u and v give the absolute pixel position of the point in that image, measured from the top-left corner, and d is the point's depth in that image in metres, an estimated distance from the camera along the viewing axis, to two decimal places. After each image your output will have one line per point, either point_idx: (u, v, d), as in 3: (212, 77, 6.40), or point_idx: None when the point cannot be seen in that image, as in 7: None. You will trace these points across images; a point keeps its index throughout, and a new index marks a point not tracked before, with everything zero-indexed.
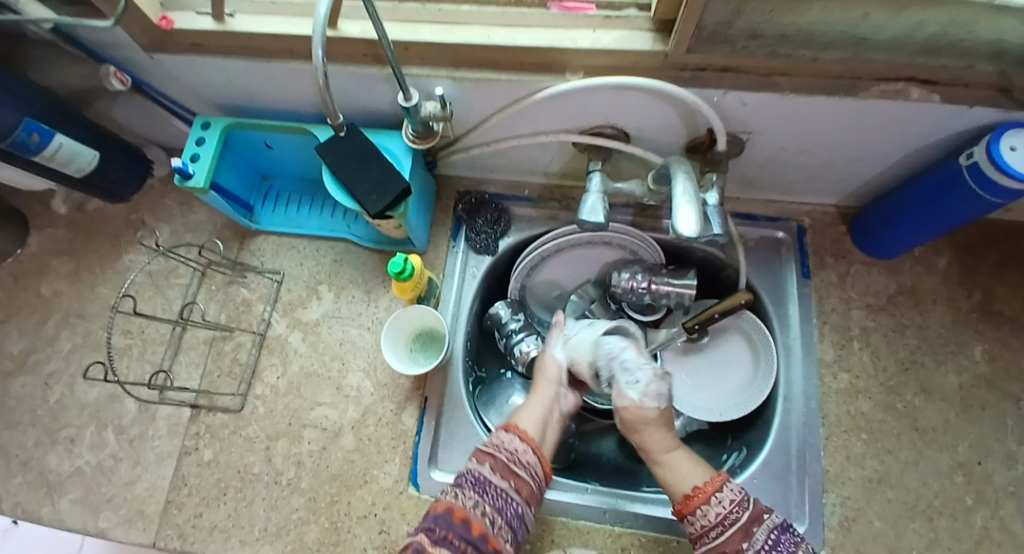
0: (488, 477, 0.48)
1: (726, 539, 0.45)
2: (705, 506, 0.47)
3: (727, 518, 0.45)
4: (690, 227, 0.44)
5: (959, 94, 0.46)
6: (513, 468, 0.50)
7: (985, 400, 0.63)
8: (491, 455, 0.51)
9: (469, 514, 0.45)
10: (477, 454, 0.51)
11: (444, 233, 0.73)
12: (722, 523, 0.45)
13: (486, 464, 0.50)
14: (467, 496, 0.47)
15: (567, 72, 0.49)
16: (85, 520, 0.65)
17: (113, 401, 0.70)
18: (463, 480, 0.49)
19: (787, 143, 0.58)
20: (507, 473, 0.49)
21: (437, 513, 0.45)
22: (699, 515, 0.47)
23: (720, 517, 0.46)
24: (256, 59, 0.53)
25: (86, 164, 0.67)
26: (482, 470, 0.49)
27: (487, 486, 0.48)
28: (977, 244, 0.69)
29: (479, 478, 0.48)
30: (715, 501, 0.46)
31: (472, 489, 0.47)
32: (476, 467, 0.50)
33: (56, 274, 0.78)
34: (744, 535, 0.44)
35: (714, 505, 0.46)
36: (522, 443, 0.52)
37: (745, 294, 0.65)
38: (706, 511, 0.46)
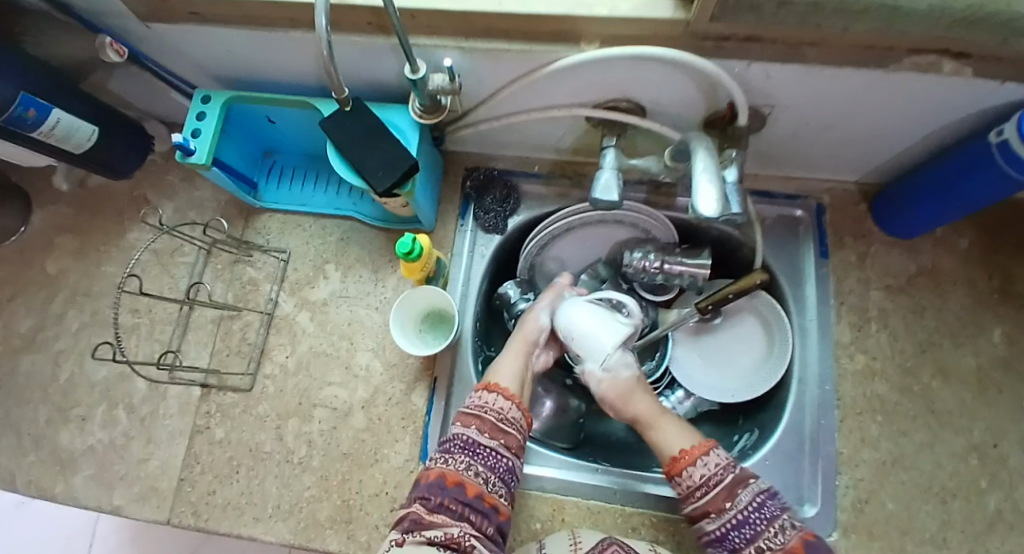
0: (476, 440, 0.50)
1: (710, 499, 0.49)
2: (689, 469, 0.51)
3: (710, 480, 0.49)
4: (711, 206, 0.42)
5: (1000, 67, 0.44)
6: (501, 426, 0.52)
7: (1002, 382, 0.62)
8: (476, 418, 0.52)
9: (462, 477, 0.48)
10: (462, 419, 0.53)
11: (453, 211, 0.71)
12: (707, 483, 0.49)
13: (473, 427, 0.52)
14: (459, 460, 0.49)
15: (582, 42, 0.47)
16: (99, 497, 0.66)
17: (122, 380, 0.70)
18: (451, 446, 0.51)
19: (811, 118, 0.56)
20: (495, 433, 0.51)
21: (429, 481, 0.48)
22: (686, 476, 0.51)
23: (704, 479, 0.50)
24: (257, 29, 0.51)
25: (86, 139, 0.65)
26: (469, 433, 0.51)
27: (477, 448, 0.50)
28: (1002, 224, 0.67)
29: (469, 442, 0.50)
30: (701, 463, 0.50)
31: (461, 454, 0.49)
32: (462, 431, 0.51)
33: (61, 252, 0.77)
34: (728, 496, 0.48)
35: (699, 467, 0.50)
36: (506, 401, 0.54)
37: (759, 275, 0.64)
38: (692, 472, 0.50)
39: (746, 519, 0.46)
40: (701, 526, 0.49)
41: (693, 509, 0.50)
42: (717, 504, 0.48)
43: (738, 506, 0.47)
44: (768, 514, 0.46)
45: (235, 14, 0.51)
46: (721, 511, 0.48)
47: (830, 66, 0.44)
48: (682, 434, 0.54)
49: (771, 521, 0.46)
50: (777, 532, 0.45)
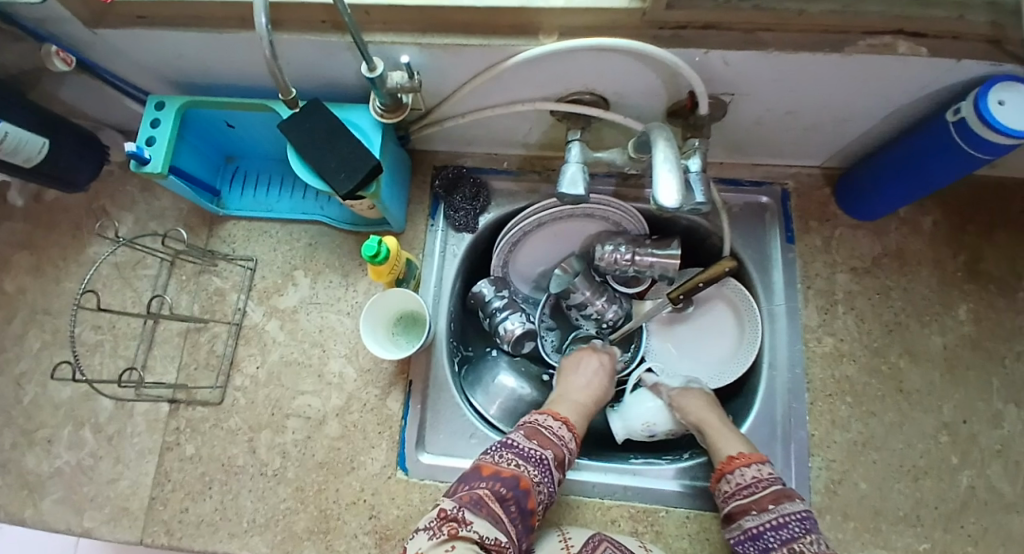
0: (551, 463, 0.52)
1: (756, 498, 0.51)
2: (742, 469, 0.53)
3: (760, 482, 0.52)
4: (672, 197, 0.41)
5: (951, 47, 0.44)
6: (566, 461, 0.54)
7: (971, 361, 0.63)
8: (554, 444, 0.53)
9: (531, 487, 0.48)
10: (538, 437, 0.54)
11: (422, 211, 0.70)
12: (756, 484, 0.51)
13: (550, 451, 0.53)
14: (532, 472, 0.50)
15: (541, 34, 0.47)
16: (69, 521, 0.64)
17: (87, 399, 0.68)
18: (528, 454, 0.51)
19: (772, 105, 0.56)
20: (562, 464, 0.53)
21: (503, 477, 0.48)
22: (736, 474, 0.53)
23: (754, 480, 0.52)
24: (205, 30, 0.49)
25: (36, 153, 0.63)
26: (546, 454, 0.52)
27: (549, 471, 0.51)
28: (965, 205, 0.68)
29: (544, 461, 0.51)
30: (753, 467, 0.53)
31: (536, 467, 0.50)
32: (541, 449, 0.52)
33: (17, 269, 0.74)
34: (774, 500, 0.50)
35: (751, 469, 0.53)
36: (574, 442, 0.56)
37: (729, 262, 0.64)
38: (743, 472, 0.53)
39: (785, 523, 0.48)
40: (739, 525, 0.51)
41: (736, 506, 0.51)
42: (762, 504, 0.50)
43: (781, 510, 0.49)
44: (807, 525, 0.48)
45: (183, 14, 0.49)
46: (764, 511, 0.49)
47: (788, 51, 0.44)
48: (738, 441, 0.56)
49: (809, 531, 0.48)
50: (812, 541, 0.47)
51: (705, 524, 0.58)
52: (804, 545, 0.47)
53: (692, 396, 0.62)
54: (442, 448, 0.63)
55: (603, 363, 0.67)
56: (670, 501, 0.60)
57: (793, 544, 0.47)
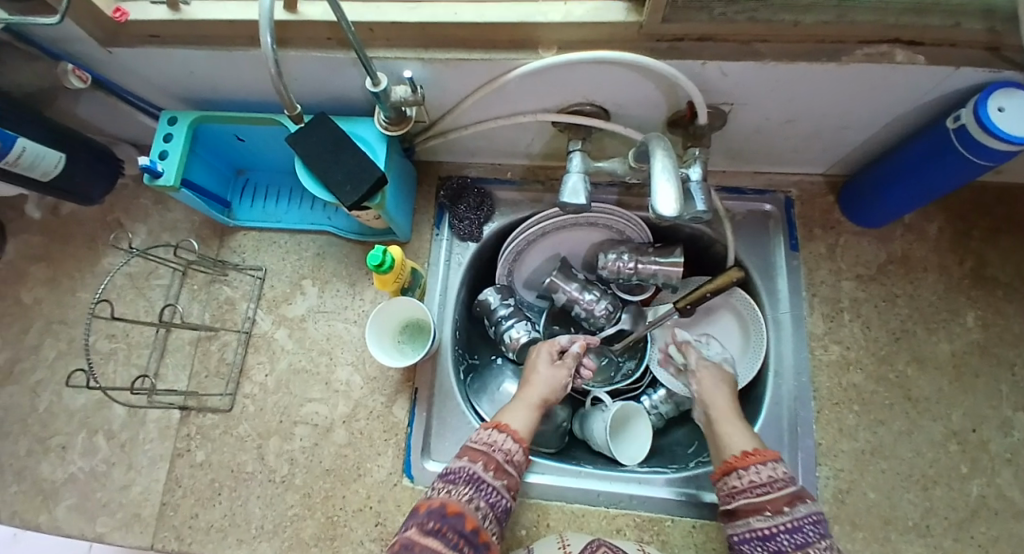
0: (481, 475, 0.49)
1: (769, 498, 0.45)
2: (757, 466, 0.48)
3: (774, 482, 0.46)
4: (671, 206, 0.42)
5: (948, 55, 0.44)
6: (506, 466, 0.51)
7: (979, 367, 0.62)
8: (484, 453, 0.51)
9: (463, 509, 0.46)
10: (469, 452, 0.51)
11: (427, 221, 0.71)
12: (770, 484, 0.46)
13: (480, 462, 0.50)
14: (462, 492, 0.47)
15: (540, 48, 0.48)
16: (82, 527, 0.65)
17: (101, 407, 0.70)
18: (456, 476, 0.49)
19: (772, 113, 0.56)
20: (500, 472, 0.50)
21: (430, 508, 0.45)
22: (750, 472, 0.48)
23: (769, 479, 0.47)
24: (216, 49, 0.51)
25: (52, 167, 0.65)
26: (476, 467, 0.49)
27: (482, 483, 0.48)
28: (970, 209, 0.68)
29: (474, 476, 0.49)
30: (768, 465, 0.48)
31: (465, 485, 0.48)
32: (468, 464, 0.50)
33: (34, 280, 0.77)
34: (789, 501, 0.44)
35: (766, 468, 0.48)
36: (514, 444, 0.52)
37: (736, 272, 0.65)
38: (758, 470, 0.48)
39: (800, 527, 0.43)
40: (745, 523, 0.46)
41: (745, 504, 0.46)
42: (776, 505, 0.45)
43: (796, 514, 0.44)
44: (822, 530, 0.43)
45: (193, 33, 0.51)
46: (777, 512, 0.44)
47: (784, 61, 0.45)
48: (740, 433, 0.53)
49: (823, 537, 0.42)
50: (827, 548, 0.42)
51: (710, 534, 0.58)
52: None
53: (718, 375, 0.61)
54: (448, 455, 0.63)
55: (549, 354, 0.63)
56: (675, 510, 0.60)
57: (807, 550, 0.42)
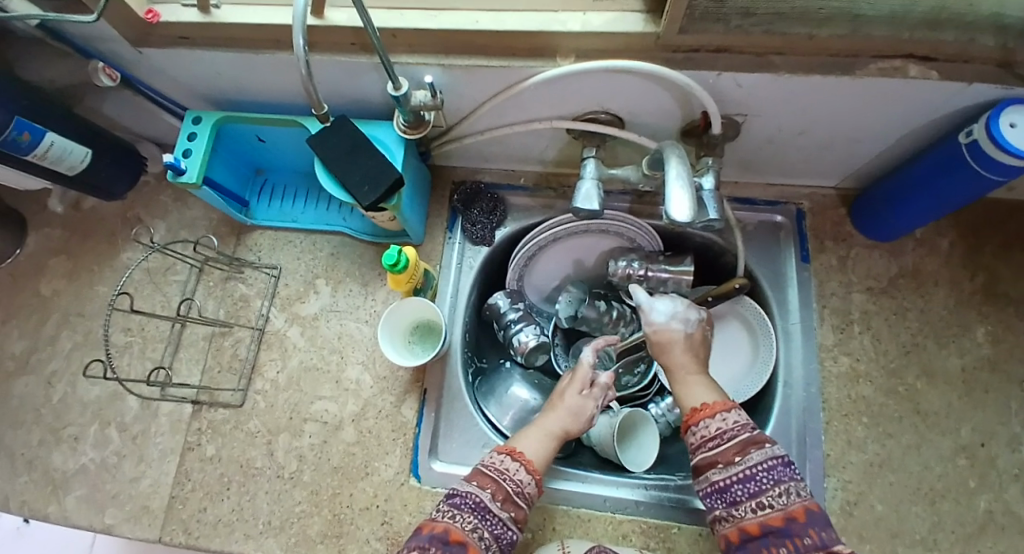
0: (488, 505, 0.46)
1: (722, 450, 0.45)
2: (707, 420, 0.47)
3: (726, 434, 0.46)
4: (684, 212, 0.43)
5: (960, 70, 0.45)
6: (515, 498, 0.48)
7: (989, 382, 0.62)
8: (493, 482, 0.48)
9: (466, 538, 0.43)
10: (478, 477, 0.49)
11: (440, 224, 0.72)
12: (721, 436, 0.46)
13: (489, 490, 0.47)
14: (466, 520, 0.45)
15: (558, 56, 0.49)
16: (91, 517, 0.66)
17: (115, 399, 0.71)
18: (461, 501, 0.46)
19: (784, 125, 0.57)
20: (508, 504, 0.47)
21: (433, 533, 0.43)
22: (702, 427, 0.47)
23: (719, 431, 0.46)
24: (243, 52, 0.53)
25: (78, 162, 0.66)
26: (484, 495, 0.47)
27: (488, 514, 0.46)
28: (981, 225, 0.68)
29: (481, 505, 0.46)
30: (719, 417, 0.47)
31: (471, 514, 0.45)
32: (476, 490, 0.47)
33: (54, 273, 0.78)
34: (740, 451, 0.44)
35: (717, 420, 0.47)
36: (527, 474, 0.50)
37: (739, 280, 0.67)
38: (708, 424, 0.47)
39: (752, 476, 0.42)
40: (704, 478, 0.46)
41: (702, 459, 0.46)
42: (728, 457, 0.44)
43: (748, 462, 0.43)
44: (777, 475, 0.42)
45: (222, 36, 0.53)
46: (730, 464, 0.44)
47: (799, 73, 0.46)
48: (708, 393, 0.51)
49: (777, 482, 0.42)
50: (781, 493, 0.41)
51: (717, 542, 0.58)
52: (772, 499, 0.41)
53: (670, 339, 0.56)
54: (455, 457, 0.64)
55: (577, 385, 0.58)
56: (681, 518, 0.59)
57: (761, 498, 0.42)
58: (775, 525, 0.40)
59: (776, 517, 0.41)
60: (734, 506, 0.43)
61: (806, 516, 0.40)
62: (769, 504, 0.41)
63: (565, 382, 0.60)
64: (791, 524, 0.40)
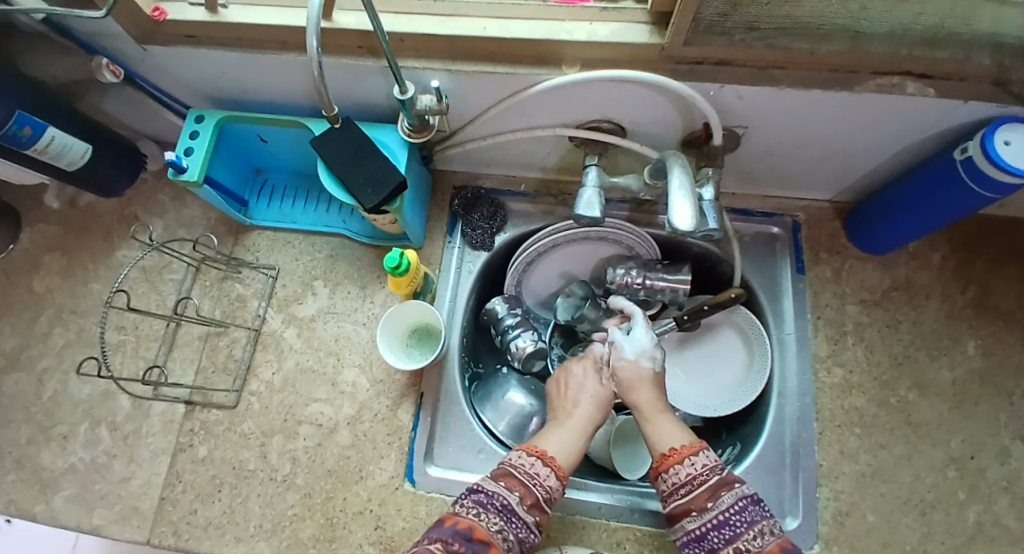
0: (515, 507, 0.46)
1: (694, 497, 0.46)
2: (677, 466, 0.48)
3: (695, 478, 0.46)
4: (686, 220, 0.44)
5: (955, 89, 0.46)
6: (541, 504, 0.48)
7: (979, 395, 0.63)
8: (523, 485, 0.48)
9: (490, 538, 0.43)
10: (506, 478, 0.48)
11: (440, 228, 0.73)
12: (692, 482, 0.46)
13: (517, 493, 0.47)
14: (492, 520, 0.45)
15: (563, 64, 0.49)
16: (78, 518, 0.64)
17: (106, 397, 0.70)
18: (487, 499, 0.46)
19: (783, 138, 0.58)
20: (534, 509, 0.47)
21: (458, 528, 0.43)
22: (671, 473, 0.48)
23: (689, 477, 0.47)
24: (249, 51, 0.53)
25: (79, 158, 0.66)
26: (512, 498, 0.47)
27: (513, 516, 0.46)
28: (972, 240, 0.70)
29: (507, 507, 0.46)
30: (688, 462, 0.48)
31: (497, 515, 0.45)
32: (505, 492, 0.47)
33: (48, 269, 0.77)
34: (711, 496, 0.45)
35: (685, 466, 0.47)
36: (556, 480, 0.50)
37: (735, 290, 0.65)
38: (678, 469, 0.47)
39: (726, 520, 0.44)
40: (681, 527, 0.46)
41: (675, 507, 0.47)
42: (700, 503, 0.45)
43: (720, 507, 0.44)
44: (749, 517, 0.43)
45: (229, 35, 0.53)
46: (703, 510, 0.45)
47: (799, 87, 0.47)
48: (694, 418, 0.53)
49: (751, 524, 0.43)
50: (756, 535, 0.42)
51: None
52: (748, 543, 0.42)
53: (637, 377, 0.57)
54: (450, 462, 0.63)
55: (592, 371, 0.60)
56: None
57: (737, 542, 0.43)
58: None
59: None
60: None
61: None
62: (747, 549, 0.42)
63: (579, 370, 0.61)
64: None
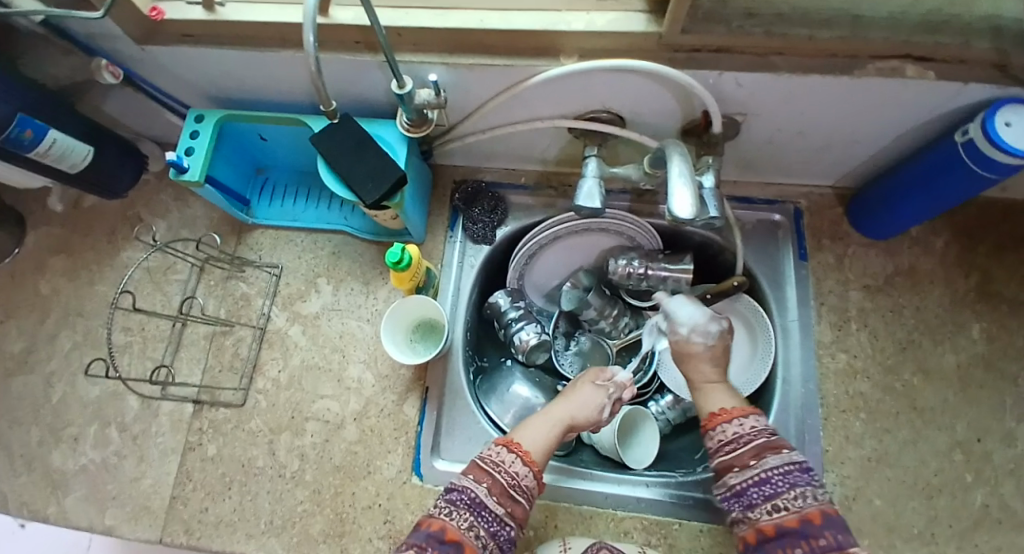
0: (483, 500, 0.45)
1: (737, 454, 0.45)
2: (724, 424, 0.47)
3: (742, 438, 0.45)
4: (686, 209, 0.43)
5: (958, 71, 0.45)
6: (511, 491, 0.47)
7: (984, 379, 0.63)
8: (490, 475, 0.47)
9: (461, 537, 0.43)
10: (474, 471, 0.48)
11: (442, 223, 0.73)
12: (738, 440, 0.46)
13: (484, 485, 0.47)
14: (461, 517, 0.44)
15: (562, 56, 0.49)
16: (91, 518, 0.65)
17: (115, 398, 0.70)
18: (457, 496, 0.46)
19: (783, 125, 0.58)
20: (504, 498, 0.46)
21: (428, 531, 0.43)
22: (719, 431, 0.47)
23: (736, 436, 0.46)
24: (249, 48, 0.53)
25: (81, 160, 0.66)
26: (480, 491, 0.46)
27: (483, 509, 0.45)
28: (976, 225, 0.69)
29: (476, 501, 0.45)
30: (736, 422, 0.47)
31: (465, 511, 0.45)
32: (472, 486, 0.46)
33: (53, 273, 0.78)
34: (756, 454, 0.44)
35: (734, 424, 0.47)
36: (523, 467, 0.49)
37: (737, 278, 0.68)
38: (725, 428, 0.47)
39: (769, 479, 0.42)
40: (721, 482, 0.45)
41: (719, 463, 0.46)
42: (744, 460, 0.44)
43: (763, 465, 0.43)
44: (793, 479, 0.42)
45: (229, 34, 0.53)
46: (745, 467, 0.44)
47: (800, 72, 0.46)
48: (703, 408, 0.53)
49: (795, 486, 0.41)
50: (798, 496, 0.41)
51: (718, 538, 0.58)
52: (788, 502, 0.41)
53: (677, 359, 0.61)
54: (457, 455, 0.64)
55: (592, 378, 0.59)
56: (683, 514, 0.60)
57: (776, 500, 0.41)
58: (792, 528, 0.40)
59: (792, 519, 0.40)
60: (750, 509, 0.42)
61: (823, 519, 0.39)
62: (785, 507, 0.41)
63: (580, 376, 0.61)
64: (808, 526, 0.39)
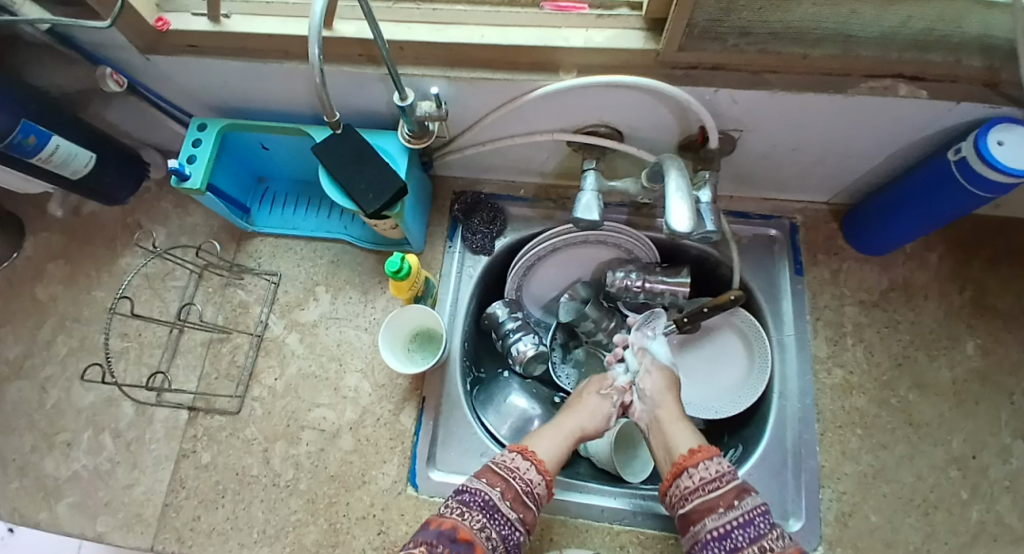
0: (497, 504, 0.47)
1: (721, 494, 0.47)
2: (705, 462, 0.49)
3: (723, 477, 0.48)
4: (684, 223, 0.44)
5: (948, 90, 0.47)
6: (524, 497, 0.48)
7: (980, 394, 0.63)
8: (504, 480, 0.48)
9: (474, 537, 0.44)
10: (488, 475, 0.49)
11: (441, 234, 0.73)
12: (720, 479, 0.48)
13: (498, 489, 0.48)
14: (474, 518, 0.45)
15: (560, 71, 0.50)
16: (82, 526, 0.65)
17: (110, 404, 0.70)
18: (470, 498, 0.47)
19: (778, 141, 0.59)
20: (517, 503, 0.48)
21: (441, 530, 0.44)
22: (700, 469, 0.49)
23: (717, 474, 0.48)
24: (251, 60, 0.54)
25: (82, 166, 0.67)
26: (495, 494, 0.47)
27: (496, 513, 0.46)
28: (970, 240, 0.70)
29: (490, 503, 0.47)
30: (715, 461, 0.49)
31: (480, 512, 0.46)
32: (486, 489, 0.47)
33: (52, 278, 0.78)
34: (738, 495, 0.46)
35: (715, 463, 0.49)
36: (537, 474, 0.50)
37: (734, 292, 0.66)
38: (706, 466, 0.49)
39: (752, 519, 0.45)
40: (701, 525, 0.46)
41: (699, 504, 0.47)
42: (727, 500, 0.46)
43: (745, 506, 0.45)
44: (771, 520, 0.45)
45: (231, 45, 0.54)
46: (730, 507, 0.45)
47: (793, 90, 0.47)
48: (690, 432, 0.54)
49: (774, 527, 0.44)
50: (779, 537, 0.44)
51: None
52: (771, 542, 0.43)
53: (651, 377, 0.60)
54: (454, 466, 0.63)
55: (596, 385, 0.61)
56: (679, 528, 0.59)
57: (762, 541, 0.43)
58: None
59: None
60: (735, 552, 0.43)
61: None
62: (771, 547, 0.43)
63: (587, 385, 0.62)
64: None
